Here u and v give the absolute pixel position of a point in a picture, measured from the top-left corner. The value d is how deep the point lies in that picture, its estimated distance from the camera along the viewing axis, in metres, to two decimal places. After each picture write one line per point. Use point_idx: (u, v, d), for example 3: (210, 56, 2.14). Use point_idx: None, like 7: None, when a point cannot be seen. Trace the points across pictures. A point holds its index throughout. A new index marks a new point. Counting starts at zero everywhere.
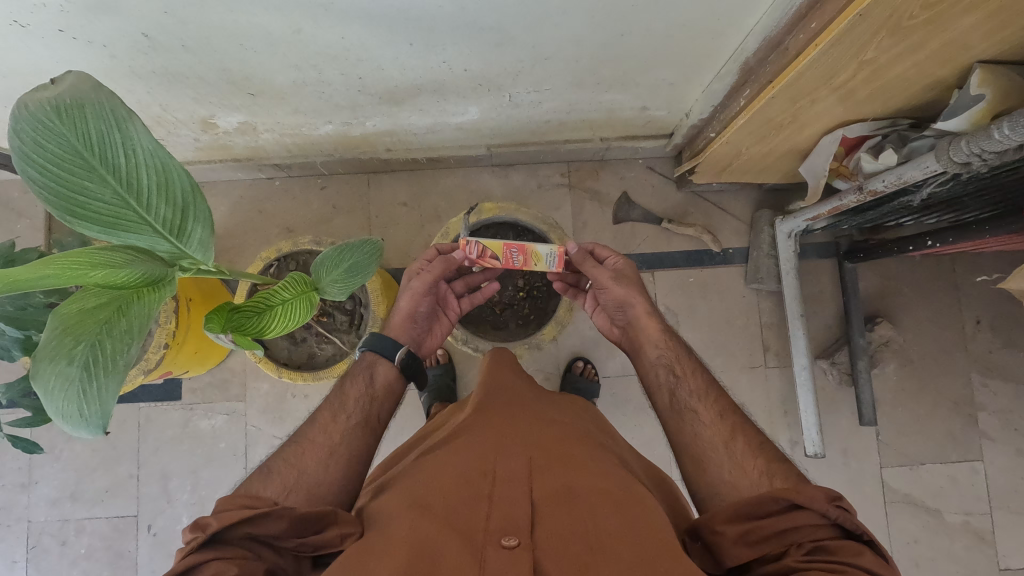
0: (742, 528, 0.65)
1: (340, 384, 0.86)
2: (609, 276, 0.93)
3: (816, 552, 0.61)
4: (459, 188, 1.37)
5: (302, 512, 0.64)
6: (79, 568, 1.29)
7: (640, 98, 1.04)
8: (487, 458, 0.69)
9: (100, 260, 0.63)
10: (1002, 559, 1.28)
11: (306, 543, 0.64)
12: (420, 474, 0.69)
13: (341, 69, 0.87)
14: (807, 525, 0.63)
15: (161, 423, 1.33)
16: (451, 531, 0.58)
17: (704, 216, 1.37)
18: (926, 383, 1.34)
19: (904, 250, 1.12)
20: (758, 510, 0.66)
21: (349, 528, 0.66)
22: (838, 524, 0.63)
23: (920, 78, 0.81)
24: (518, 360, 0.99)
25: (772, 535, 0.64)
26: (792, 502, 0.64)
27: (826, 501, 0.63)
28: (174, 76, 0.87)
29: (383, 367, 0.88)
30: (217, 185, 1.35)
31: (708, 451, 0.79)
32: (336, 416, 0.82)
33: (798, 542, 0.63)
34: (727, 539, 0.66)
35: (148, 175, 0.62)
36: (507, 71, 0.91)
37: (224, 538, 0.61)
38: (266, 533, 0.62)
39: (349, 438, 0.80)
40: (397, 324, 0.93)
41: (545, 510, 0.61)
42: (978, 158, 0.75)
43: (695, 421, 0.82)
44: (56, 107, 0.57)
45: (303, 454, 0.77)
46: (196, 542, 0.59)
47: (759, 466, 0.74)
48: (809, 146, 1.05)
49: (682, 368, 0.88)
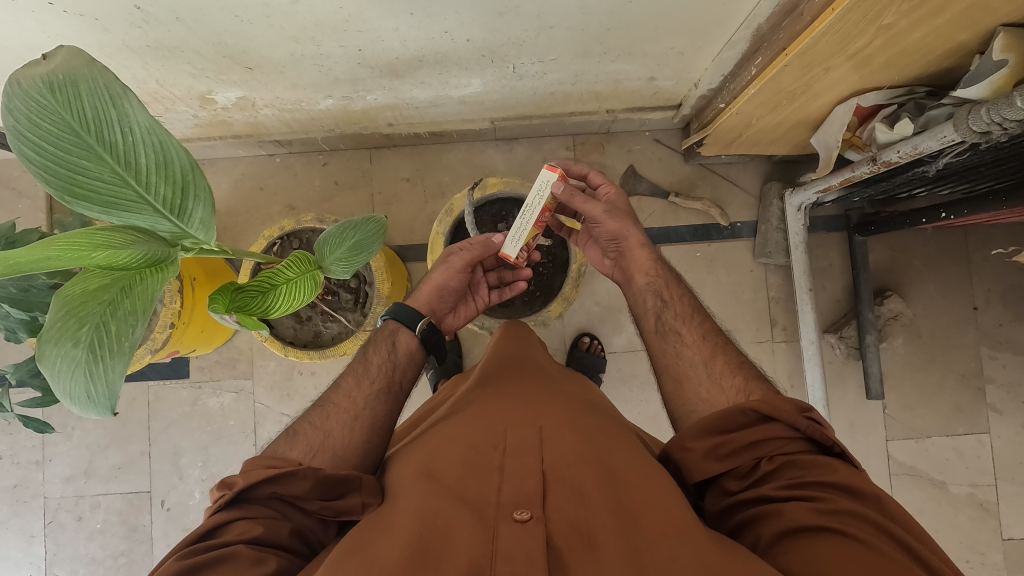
0: (713, 443, 0.66)
1: (364, 352, 0.85)
2: (603, 209, 0.88)
3: (787, 466, 0.63)
4: (462, 162, 1.35)
5: (325, 476, 0.63)
6: (96, 542, 1.32)
7: (647, 69, 1.02)
8: (498, 429, 0.68)
9: (101, 241, 0.61)
10: (1004, 530, 1.29)
11: (329, 508, 0.63)
12: (432, 445, 0.69)
13: (340, 41, 0.85)
14: (777, 439, 0.64)
15: (170, 401, 1.34)
16: (462, 505, 0.57)
17: (712, 189, 1.35)
18: (933, 356, 1.33)
19: (917, 223, 1.09)
20: (727, 424, 0.66)
21: (369, 499, 0.65)
22: (809, 437, 0.64)
23: (940, 44, 0.78)
24: (531, 332, 0.98)
25: (743, 448, 0.65)
26: (762, 415, 0.65)
27: (795, 413, 0.64)
28: (170, 51, 0.85)
29: (405, 336, 0.86)
30: (218, 163, 1.34)
31: (688, 370, 0.80)
32: (360, 381, 0.80)
33: (768, 455, 0.64)
34: (696, 455, 0.66)
35: (146, 152, 0.61)
36: (511, 41, 0.88)
37: (252, 496, 0.62)
38: (291, 493, 0.62)
39: (373, 404, 0.79)
40: (424, 294, 0.91)
41: (557, 481, 0.60)
42: (998, 127, 0.73)
43: (677, 342, 0.83)
44: (50, 83, 0.56)
45: (328, 417, 0.76)
46: (222, 501, 0.60)
47: (737, 384, 0.76)
48: (822, 115, 1.02)
49: (671, 294, 0.87)
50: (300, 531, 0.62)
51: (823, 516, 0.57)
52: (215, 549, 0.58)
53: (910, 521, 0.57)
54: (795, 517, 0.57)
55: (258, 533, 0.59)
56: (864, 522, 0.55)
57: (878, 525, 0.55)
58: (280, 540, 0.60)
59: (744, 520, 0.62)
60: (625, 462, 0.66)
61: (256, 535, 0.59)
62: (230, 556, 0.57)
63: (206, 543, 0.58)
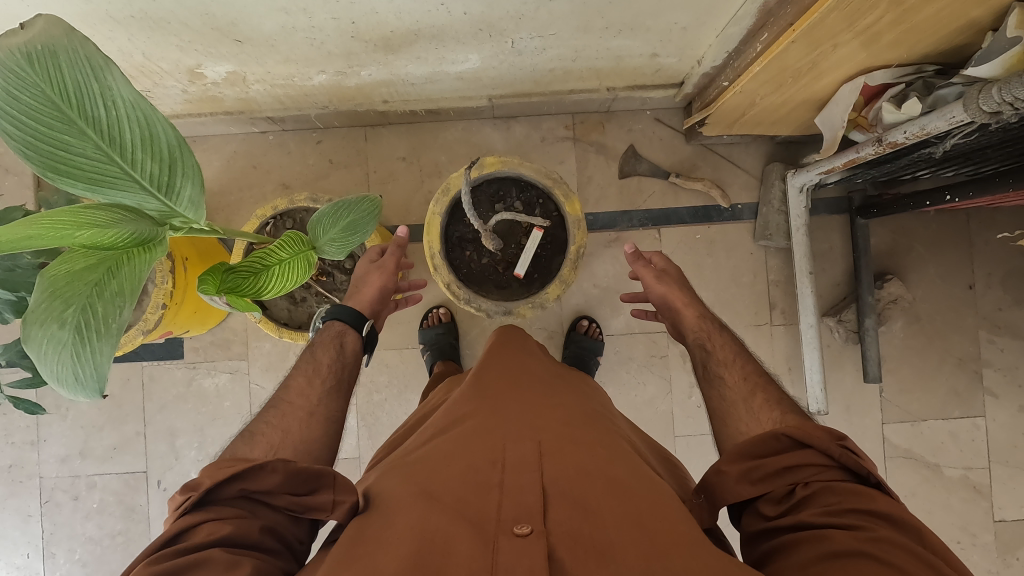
0: (746, 466, 0.66)
1: (310, 351, 0.85)
2: (654, 276, 0.98)
3: (822, 492, 0.62)
4: (460, 140, 1.32)
5: (295, 469, 0.62)
6: (93, 521, 1.33)
7: (649, 44, 0.99)
8: (496, 444, 0.67)
9: (88, 219, 0.59)
10: (997, 512, 1.31)
11: (298, 503, 0.62)
12: (427, 459, 0.67)
13: (333, 12, 0.82)
14: (812, 465, 0.64)
15: (164, 381, 1.33)
16: (462, 520, 0.56)
17: (714, 170, 1.33)
18: (932, 340, 1.32)
19: (920, 206, 1.08)
20: (761, 448, 0.66)
21: (342, 496, 0.63)
22: (844, 466, 0.64)
23: (953, 20, 0.75)
24: (530, 341, 0.98)
25: (776, 473, 0.65)
26: (795, 441, 0.65)
27: (830, 440, 0.64)
28: (155, 22, 0.82)
29: (352, 336, 0.88)
30: (209, 140, 1.31)
31: (730, 408, 0.80)
32: (311, 381, 0.81)
33: (804, 481, 0.63)
34: (730, 478, 0.65)
35: (131, 128, 0.59)
36: (510, 14, 0.85)
37: (217, 498, 0.61)
38: (258, 490, 0.62)
39: (327, 400, 0.80)
40: (367, 294, 0.93)
41: (558, 495, 0.60)
42: (1009, 107, 0.71)
43: (720, 384, 0.83)
44: (27, 54, 0.53)
45: (284, 416, 0.76)
46: (187, 504, 0.60)
47: (776, 418, 0.75)
48: (828, 95, 1.00)
49: (713, 342, 0.89)
50: (270, 528, 0.62)
51: (865, 542, 0.56)
52: (187, 555, 0.56)
53: (951, 558, 0.56)
54: (838, 540, 0.56)
55: (227, 532, 0.58)
56: (906, 552, 0.55)
57: (921, 557, 0.54)
58: (251, 538, 0.60)
59: (780, 546, 0.61)
60: (625, 471, 0.65)
61: (225, 534, 0.58)
62: (203, 560, 0.56)
63: (173, 549, 0.56)
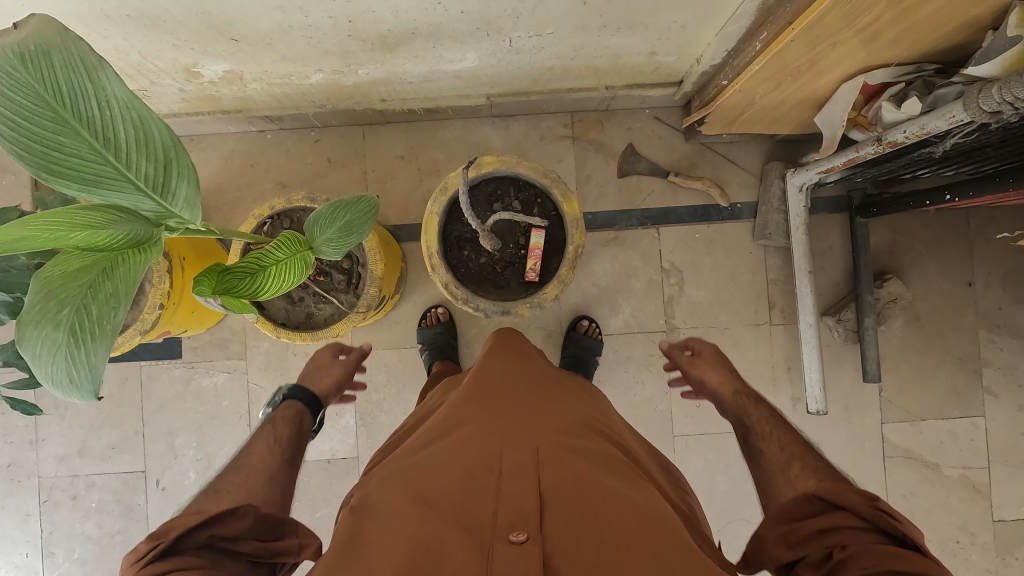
0: (784, 530, 0.71)
1: (266, 424, 0.95)
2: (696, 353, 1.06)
3: (858, 552, 0.63)
4: (458, 139, 1.31)
5: (264, 514, 0.74)
6: (91, 521, 1.33)
7: (648, 43, 0.98)
8: (492, 449, 0.67)
9: (82, 220, 0.59)
10: (996, 511, 1.30)
11: (265, 547, 0.72)
12: (423, 464, 0.67)
13: (329, 11, 0.81)
14: (846, 526, 0.66)
15: (163, 381, 1.33)
16: (458, 528, 0.56)
17: (713, 168, 1.32)
18: (932, 339, 1.32)
19: (920, 205, 1.07)
20: (796, 514, 0.71)
21: (304, 539, 0.77)
22: (879, 527, 0.65)
23: (952, 18, 0.75)
24: (530, 345, 0.97)
25: (812, 537, 0.68)
26: (828, 503, 0.69)
27: (863, 502, 0.67)
28: (150, 20, 0.81)
29: (307, 418, 1.00)
30: (207, 139, 1.31)
31: (771, 478, 0.84)
32: (269, 448, 0.90)
33: (839, 542, 0.65)
34: (769, 541, 0.72)
35: (125, 129, 0.58)
36: (507, 12, 0.85)
37: (183, 547, 0.67)
38: (229, 535, 0.70)
39: (284, 466, 0.89)
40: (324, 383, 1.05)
41: (553, 501, 0.59)
42: (1009, 106, 0.70)
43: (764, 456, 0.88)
44: (21, 55, 0.53)
45: (247, 477, 0.84)
46: (155, 552, 0.66)
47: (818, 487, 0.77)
48: (827, 93, 0.99)
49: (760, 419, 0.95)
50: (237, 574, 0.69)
51: None
52: None
53: None
54: None
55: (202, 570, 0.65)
56: None
57: None
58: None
59: None
60: (620, 476, 0.65)
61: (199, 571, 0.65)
62: None
63: None
